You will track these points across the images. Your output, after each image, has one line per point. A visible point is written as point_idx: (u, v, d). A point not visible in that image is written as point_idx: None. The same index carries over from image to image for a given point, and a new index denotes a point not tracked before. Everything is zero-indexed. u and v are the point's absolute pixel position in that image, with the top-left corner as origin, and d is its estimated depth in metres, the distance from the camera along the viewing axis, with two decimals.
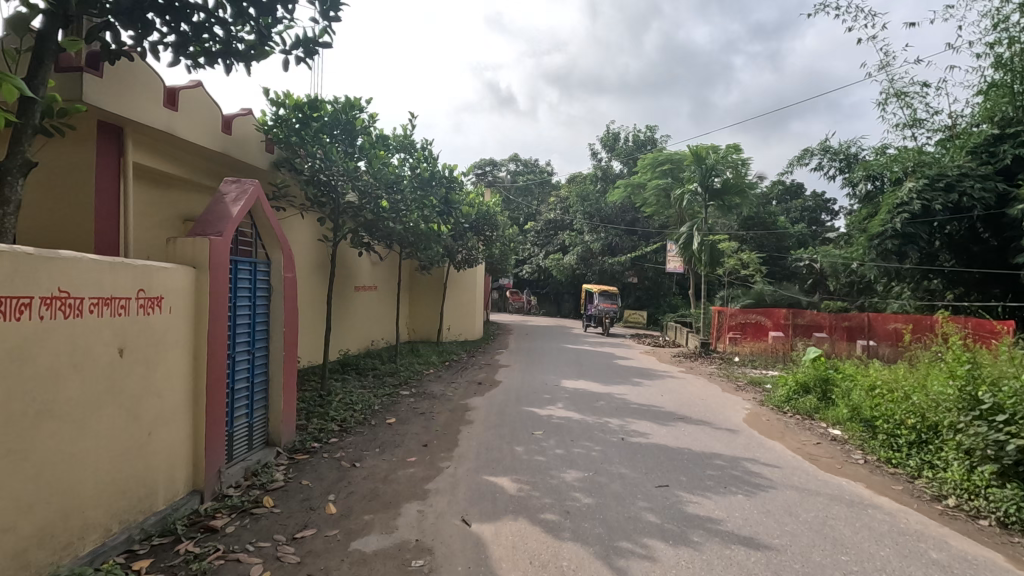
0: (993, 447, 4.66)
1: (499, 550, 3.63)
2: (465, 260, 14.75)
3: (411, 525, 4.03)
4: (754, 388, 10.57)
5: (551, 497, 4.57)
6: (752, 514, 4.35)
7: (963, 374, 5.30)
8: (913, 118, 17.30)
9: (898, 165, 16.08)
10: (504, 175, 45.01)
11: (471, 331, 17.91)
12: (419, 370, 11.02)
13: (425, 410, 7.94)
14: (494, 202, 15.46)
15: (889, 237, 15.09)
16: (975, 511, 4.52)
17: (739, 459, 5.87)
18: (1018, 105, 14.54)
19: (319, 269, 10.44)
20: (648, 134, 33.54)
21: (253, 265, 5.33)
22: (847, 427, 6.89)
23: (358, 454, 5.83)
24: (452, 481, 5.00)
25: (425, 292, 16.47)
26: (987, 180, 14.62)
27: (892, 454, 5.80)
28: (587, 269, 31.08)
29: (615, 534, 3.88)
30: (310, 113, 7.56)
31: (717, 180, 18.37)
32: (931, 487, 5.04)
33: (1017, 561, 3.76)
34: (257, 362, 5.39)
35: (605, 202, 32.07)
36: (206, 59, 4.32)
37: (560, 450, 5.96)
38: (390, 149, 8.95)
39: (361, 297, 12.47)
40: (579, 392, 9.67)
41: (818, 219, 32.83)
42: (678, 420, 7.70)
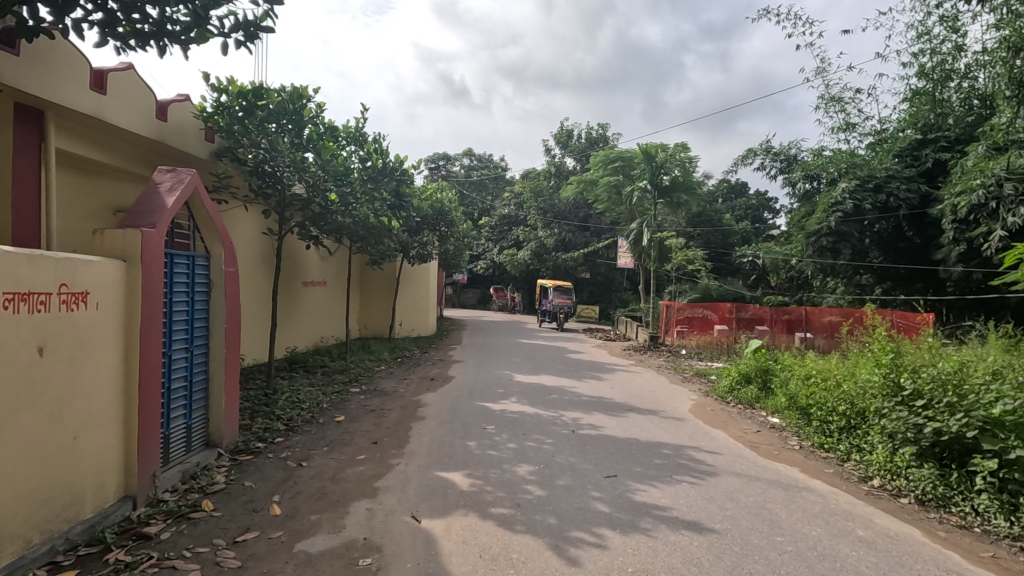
0: (912, 430, 4.99)
1: (448, 545, 3.63)
2: (419, 255, 14.61)
3: (359, 523, 3.96)
4: (699, 380, 10.94)
5: (503, 491, 4.60)
6: (696, 500, 4.50)
7: (887, 362, 5.63)
8: (846, 122, 18.30)
9: (833, 166, 17.06)
10: (458, 169, 44.67)
11: (425, 327, 17.78)
12: (370, 367, 10.83)
13: (376, 407, 7.81)
14: (449, 197, 15.31)
15: (824, 235, 15.98)
16: (896, 490, 4.85)
17: (685, 447, 6.07)
18: (939, 113, 15.75)
19: (264, 263, 10.08)
20: (601, 131, 34.12)
21: (191, 259, 5.10)
22: (785, 415, 7.24)
23: (306, 453, 5.68)
24: (402, 478, 4.94)
25: (378, 288, 16.18)
26: (912, 182, 15.72)
27: (824, 440, 6.14)
28: (541, 264, 31.44)
29: (566, 525, 3.94)
30: (255, 101, 7.26)
31: (666, 178, 18.84)
32: (858, 469, 5.37)
33: (933, 534, 4.06)
34: (196, 360, 5.15)
35: (558, 198, 32.42)
36: (138, 41, 4.07)
37: (512, 444, 6.01)
38: (339, 141, 8.72)
39: (310, 293, 12.13)
40: (533, 386, 9.76)
41: (761, 216, 34.24)
42: (628, 411, 7.90)
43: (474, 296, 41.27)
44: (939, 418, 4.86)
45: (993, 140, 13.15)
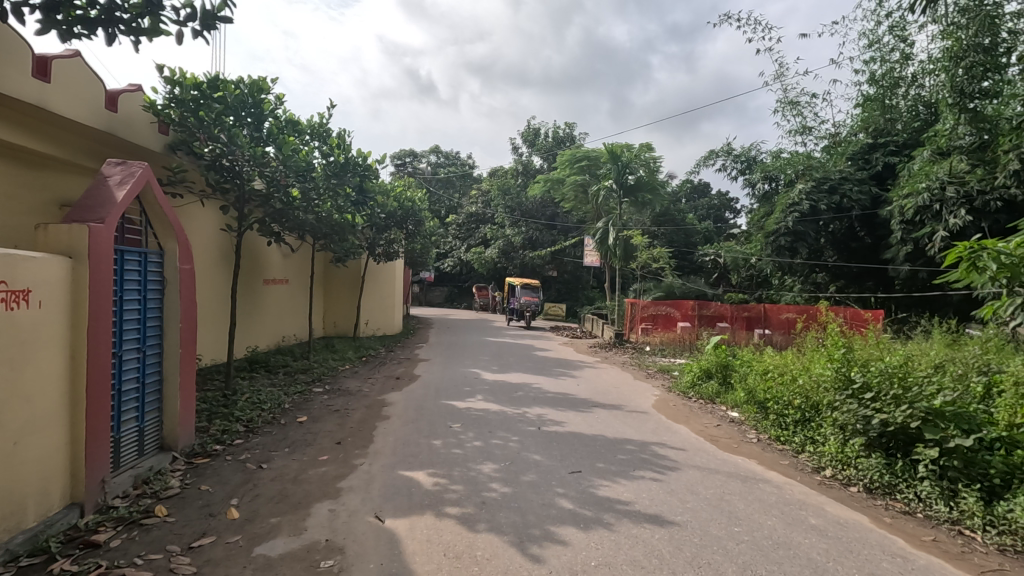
0: (861, 422, 5.21)
1: (412, 544, 3.60)
2: (385, 253, 14.42)
3: (321, 525, 3.90)
4: (662, 376, 11.17)
5: (468, 489, 4.59)
6: (658, 494, 4.60)
7: (839, 357, 5.84)
8: (803, 125, 18.99)
9: (791, 169, 17.64)
10: (424, 166, 44.22)
11: (391, 326, 17.57)
12: (333, 366, 10.65)
13: (340, 407, 7.69)
14: (418, 197, 15.36)
15: (782, 235, 16.56)
16: (847, 480, 5.05)
17: (648, 443, 6.17)
18: (890, 118, 16.49)
19: (222, 260, 9.78)
20: (568, 130, 34.36)
21: (143, 256, 4.90)
22: (744, 409, 7.45)
23: (266, 455, 5.54)
24: (366, 478, 4.88)
25: (342, 287, 15.91)
26: (864, 184, 16.40)
27: (780, 432, 6.34)
28: (508, 262, 31.56)
29: (530, 521, 3.96)
30: (211, 93, 7.00)
31: (631, 178, 19.10)
32: (812, 460, 5.58)
33: (879, 520, 4.25)
34: (149, 361, 4.96)
35: (525, 196, 32.55)
36: (85, 28, 3.88)
37: (478, 442, 6.00)
38: (302, 135, 8.53)
39: (271, 291, 11.83)
40: (499, 383, 9.76)
41: (722, 216, 35.11)
42: (593, 407, 7.99)
43: (441, 294, 41.03)
44: (886, 410, 5.08)
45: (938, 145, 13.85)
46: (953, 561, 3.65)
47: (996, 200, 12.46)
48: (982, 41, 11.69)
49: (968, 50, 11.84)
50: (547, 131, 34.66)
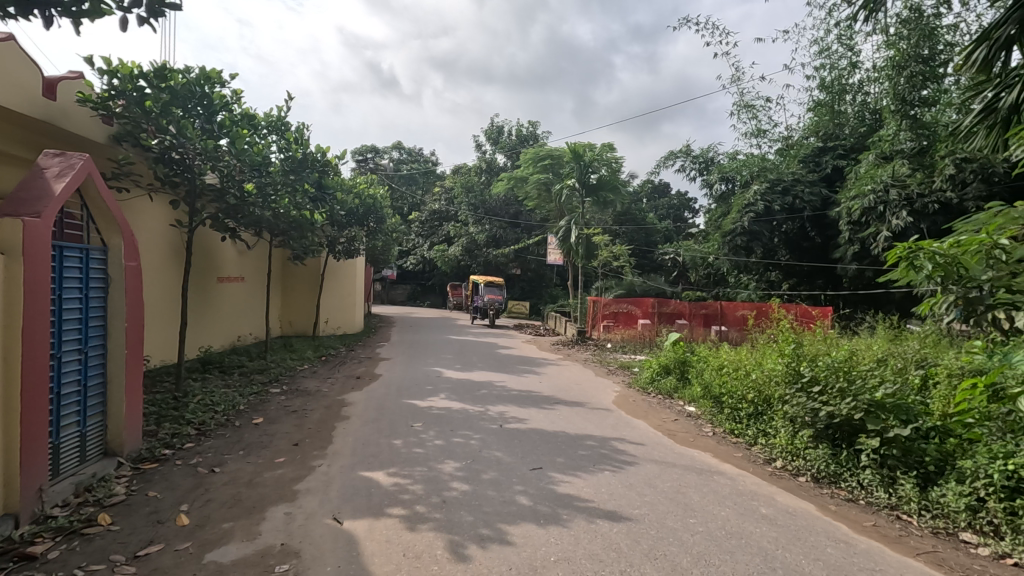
0: (810, 414, 5.42)
1: (371, 545, 3.55)
2: (346, 251, 14.19)
3: (276, 529, 3.80)
4: (622, 372, 11.37)
5: (428, 488, 4.56)
6: (616, 488, 4.68)
7: (789, 352, 6.06)
8: (758, 129, 19.62)
9: (746, 170, 18.22)
10: (387, 162, 43.54)
11: (352, 325, 17.28)
12: (291, 366, 10.39)
13: (298, 408, 7.51)
14: (380, 194, 15.17)
15: (738, 234, 17.10)
16: (796, 470, 5.27)
17: (608, 438, 6.27)
18: (839, 123, 17.29)
19: (173, 257, 9.40)
20: (531, 129, 34.52)
21: (85, 252, 4.67)
22: (700, 404, 7.67)
23: (218, 458, 5.35)
24: (324, 479, 4.78)
25: (301, 284, 15.52)
26: (814, 186, 17.07)
27: (734, 426, 6.56)
28: (472, 260, 31.52)
29: (490, 519, 3.97)
30: (158, 83, 6.69)
31: (593, 177, 19.34)
32: (764, 452, 5.79)
33: (825, 508, 4.45)
34: (92, 362, 4.73)
35: (489, 194, 32.53)
36: (17, 9, 3.63)
37: (439, 440, 5.97)
38: (258, 129, 8.28)
39: (225, 289, 11.43)
40: (461, 381, 9.73)
41: (682, 216, 35.87)
42: (554, 404, 8.05)
43: (403, 292, 40.59)
44: (832, 402, 5.31)
45: (882, 150, 14.55)
46: (892, 545, 3.84)
47: (934, 203, 13.16)
48: (921, 51, 12.55)
49: (909, 60, 12.73)
50: (511, 129, 34.71)
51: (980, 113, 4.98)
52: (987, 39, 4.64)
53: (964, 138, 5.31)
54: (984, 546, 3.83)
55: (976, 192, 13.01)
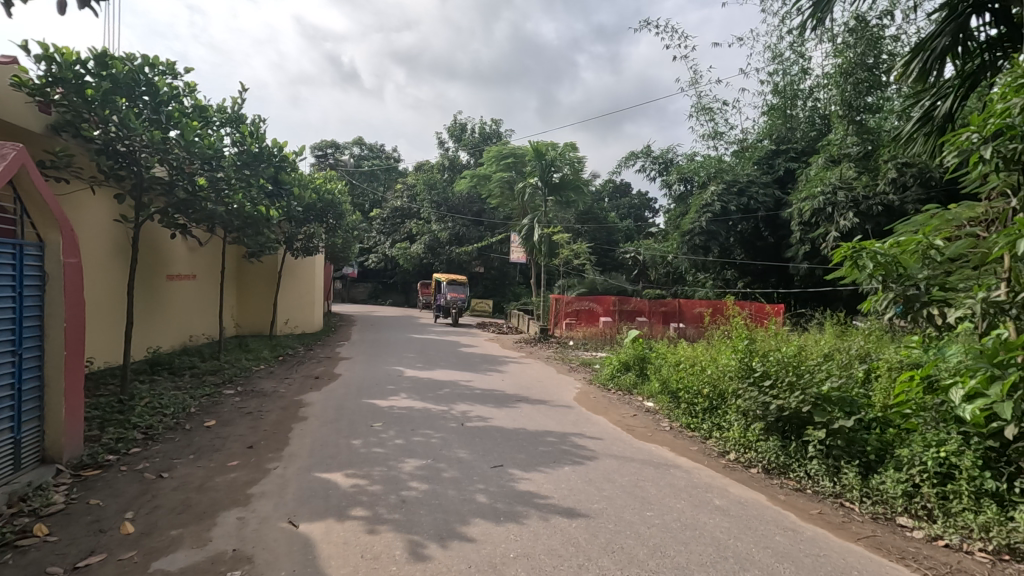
0: (761, 407, 5.62)
1: (327, 548, 3.49)
2: (305, 248, 13.88)
3: (228, 534, 3.68)
4: (584, 369, 11.49)
5: (387, 488, 4.51)
6: (576, 483, 4.74)
7: (742, 347, 6.25)
8: (715, 131, 20.18)
9: (703, 171, 18.72)
10: (348, 158, 42.67)
11: (311, 324, 16.90)
12: (246, 366, 10.08)
13: (253, 409, 7.30)
14: (339, 189, 14.89)
15: (696, 234, 17.57)
16: (748, 462, 5.47)
17: (568, 434, 6.35)
18: (790, 127, 18.00)
19: (118, 253, 8.98)
20: (494, 127, 34.46)
21: (17, 248, 4.41)
22: (658, 399, 7.86)
23: (167, 463, 5.14)
24: (279, 482, 4.67)
25: (257, 282, 15.09)
26: (768, 187, 17.69)
27: (690, 420, 6.75)
28: (435, 258, 31.33)
29: (450, 518, 3.96)
30: (98, 71, 6.37)
31: (556, 176, 19.55)
32: (718, 445, 5.99)
33: (775, 498, 4.62)
34: (26, 364, 4.47)
35: (451, 191, 32.34)
36: None
37: (399, 440, 5.91)
38: (210, 121, 8.01)
39: (176, 287, 11.02)
40: (423, 380, 9.65)
41: (643, 216, 36.50)
42: (516, 402, 8.08)
43: (365, 291, 40.02)
44: (781, 396, 5.50)
45: (831, 153, 15.18)
46: (836, 531, 4.02)
47: (878, 205, 13.76)
48: (867, 60, 13.58)
49: (856, 67, 13.71)
50: (473, 127, 34.59)
51: (918, 120, 5.24)
52: (923, 50, 4.97)
53: (904, 144, 5.55)
54: (918, 529, 4.06)
55: (915, 195, 13.72)
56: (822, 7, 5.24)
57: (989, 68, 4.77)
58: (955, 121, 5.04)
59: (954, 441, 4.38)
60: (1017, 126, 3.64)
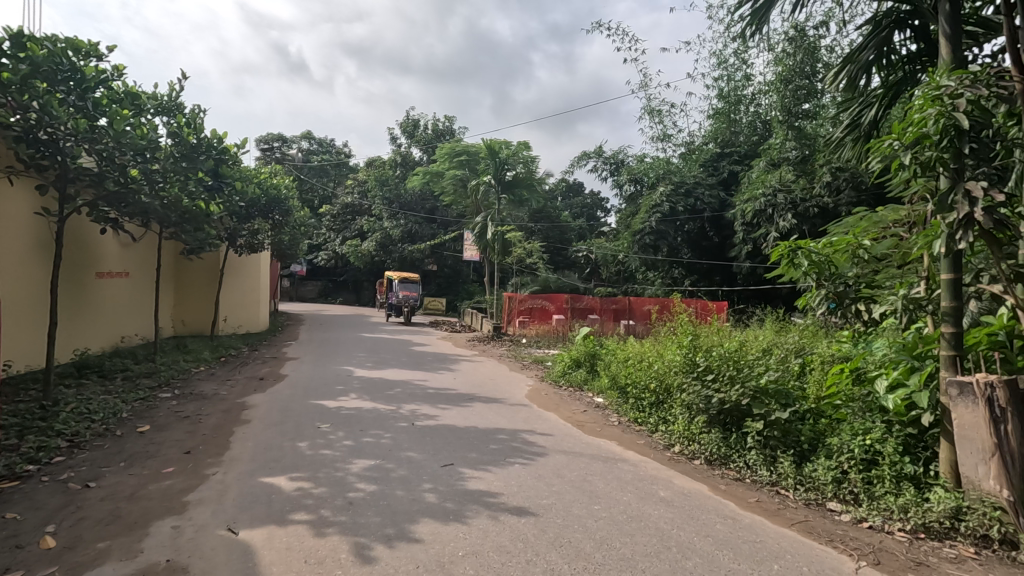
0: (704, 401, 5.82)
1: (269, 554, 3.38)
2: (249, 244, 13.36)
3: (161, 545, 3.50)
4: (536, 367, 11.56)
5: (333, 490, 4.41)
6: (526, 480, 4.77)
7: (687, 343, 6.45)
8: (663, 133, 20.73)
9: (653, 172, 19.24)
10: (295, 152, 41.32)
11: (255, 323, 16.28)
12: (185, 368, 9.61)
13: (191, 413, 6.97)
14: (286, 185, 14.42)
15: (646, 233, 18.06)
16: (691, 454, 5.66)
17: (519, 431, 6.37)
18: (734, 132, 18.78)
19: (41, 249, 8.39)
20: (447, 124, 34.23)
21: None
22: (607, 394, 8.03)
23: (94, 472, 4.84)
24: (219, 488, 4.48)
25: (197, 280, 14.42)
26: (713, 189, 18.35)
27: (638, 414, 6.93)
28: (387, 255, 30.83)
29: (397, 519, 3.89)
30: (15, 52, 5.92)
31: (509, 174, 19.63)
32: (664, 438, 6.17)
33: (716, 488, 4.80)
34: None
35: (404, 188, 31.91)
36: None
37: (347, 441, 5.77)
38: (143, 108, 7.60)
39: (107, 286, 10.42)
40: (373, 380, 9.48)
41: (595, 215, 37.01)
42: (468, 400, 8.06)
43: (314, 289, 38.98)
44: (722, 389, 5.72)
45: (771, 156, 15.90)
46: (772, 518, 4.21)
47: (814, 207, 14.45)
48: (805, 68, 14.74)
49: (795, 74, 14.84)
50: (426, 123, 34.24)
51: (847, 126, 5.61)
52: (851, 61, 5.25)
53: (834, 149, 5.90)
54: (846, 512, 4.31)
55: (848, 198, 14.46)
56: (760, 15, 5.46)
57: (910, 80, 5.11)
58: (880, 128, 5.40)
59: (878, 429, 4.67)
60: (932, 134, 3.90)
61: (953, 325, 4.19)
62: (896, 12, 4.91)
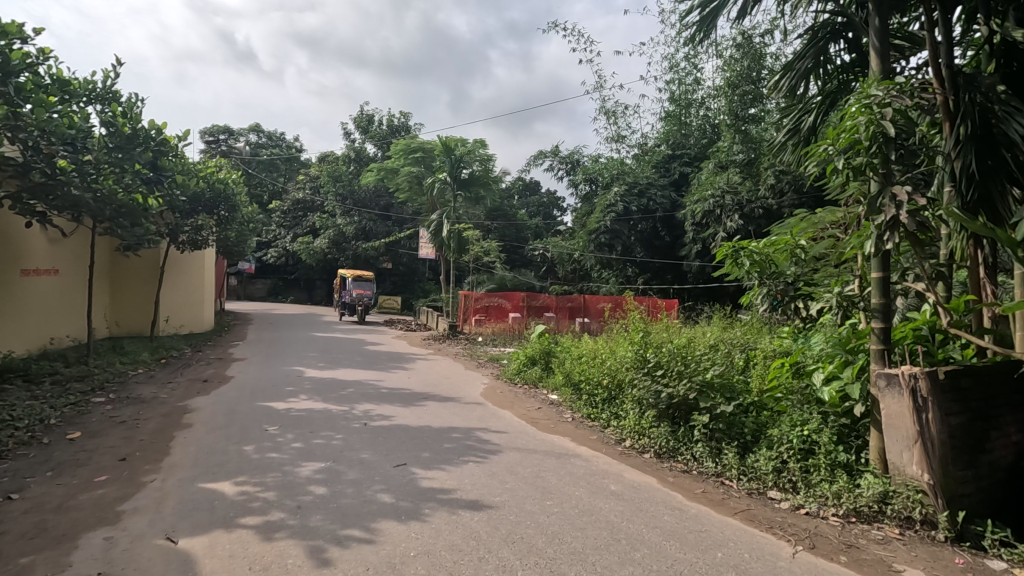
0: (653, 396, 5.98)
1: (211, 562, 3.25)
2: (192, 241, 12.80)
3: (92, 557, 3.31)
4: (492, 365, 11.59)
5: (281, 494, 4.28)
6: (480, 478, 4.77)
7: (638, 340, 6.60)
8: (618, 134, 21.14)
9: (607, 173, 19.62)
10: (243, 145, 39.80)
11: (199, 323, 15.60)
12: (121, 371, 9.11)
13: (128, 418, 6.61)
14: (233, 179, 13.88)
15: (602, 233, 18.53)
16: (641, 448, 5.80)
17: (473, 430, 6.36)
18: (685, 134, 19.36)
19: None
20: (403, 120, 33.78)
21: None
22: (561, 392, 8.13)
23: (17, 484, 4.52)
24: (157, 496, 4.27)
25: (135, 278, 13.70)
26: (665, 189, 18.86)
27: (591, 411, 7.05)
28: (340, 253, 30.11)
29: (349, 521, 3.82)
30: None
31: (464, 172, 19.55)
32: (615, 433, 6.30)
33: (664, 480, 4.93)
34: None
35: (357, 184, 31.30)
36: None
37: (297, 443, 5.62)
38: (73, 95, 7.16)
39: (33, 284, 9.75)
40: (324, 380, 9.26)
41: (551, 214, 37.32)
42: (423, 400, 7.98)
43: (263, 287, 37.73)
44: (671, 384, 5.89)
45: (719, 159, 16.49)
46: (716, 508, 4.36)
47: (758, 208, 15.04)
48: (751, 73, 15.43)
49: (741, 80, 15.51)
50: (381, 118, 33.69)
51: (788, 132, 5.86)
52: (791, 69, 5.49)
53: (777, 152, 6.15)
54: (785, 500, 4.51)
55: (790, 200, 15.16)
56: (707, 22, 5.64)
57: (845, 89, 5.39)
58: (818, 134, 5.67)
59: (815, 420, 4.93)
60: (863, 140, 4.13)
61: (882, 320, 4.44)
62: (832, 23, 5.18)
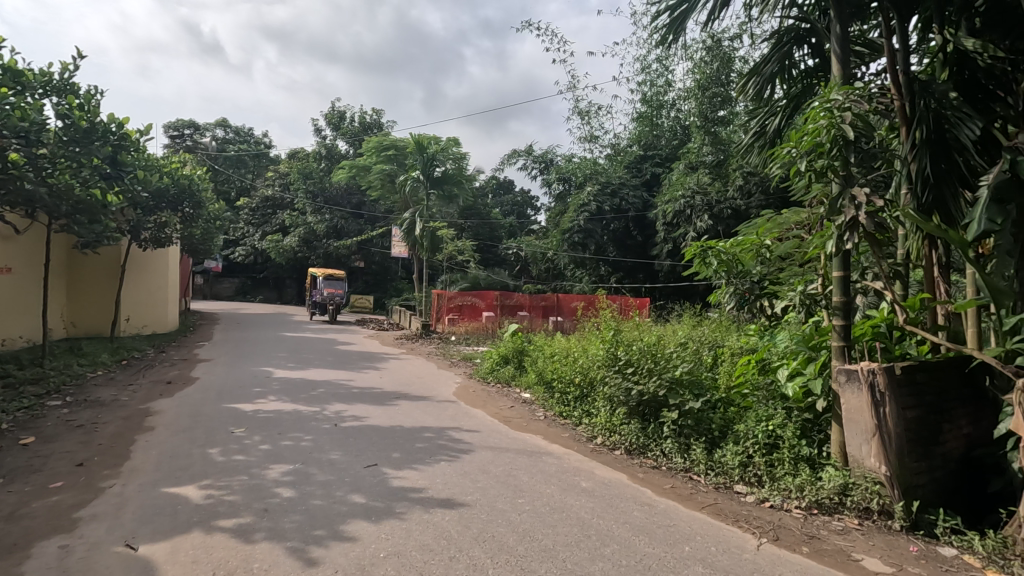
0: (624, 393, 6.05)
1: (173, 569, 3.16)
2: (155, 239, 12.40)
3: (45, 567, 3.18)
4: (465, 364, 11.55)
5: (248, 497, 4.19)
6: (452, 477, 4.75)
7: (609, 338, 6.66)
8: (591, 134, 21.32)
9: (580, 173, 19.77)
10: (209, 140, 38.78)
11: (162, 324, 15.14)
12: (79, 373, 8.78)
13: (86, 422, 6.38)
14: (198, 175, 13.50)
15: (575, 232, 18.70)
16: (612, 445, 5.87)
17: (446, 429, 6.33)
18: (656, 135, 19.64)
19: None
20: (375, 117, 33.40)
21: None
22: (534, 390, 8.15)
23: None
24: (117, 502, 4.13)
25: (94, 277, 13.22)
26: (636, 189, 19.10)
27: (563, 408, 7.09)
28: (310, 252, 29.61)
29: (318, 523, 3.76)
30: None
31: (437, 170, 19.41)
32: (587, 431, 6.35)
33: (634, 476, 5.00)
34: None
35: (329, 182, 30.82)
36: None
37: (265, 445, 5.50)
38: (25, 86, 6.84)
39: None
40: (293, 381, 9.09)
41: (525, 213, 37.41)
42: (395, 399, 7.91)
43: (230, 286, 36.84)
44: (641, 382, 5.97)
45: (689, 160, 16.78)
46: (684, 502, 4.44)
47: (727, 208, 15.38)
48: (720, 76, 15.76)
49: (711, 82, 15.84)
50: (353, 115, 33.24)
51: (754, 134, 5.89)
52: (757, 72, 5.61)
53: (744, 153, 6.26)
54: (750, 494, 4.62)
55: (758, 201, 15.52)
56: (676, 25, 5.72)
57: (809, 93, 5.52)
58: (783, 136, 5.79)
59: (779, 415, 5.06)
60: (824, 143, 4.25)
61: (843, 318, 4.59)
62: (796, 29, 5.34)
